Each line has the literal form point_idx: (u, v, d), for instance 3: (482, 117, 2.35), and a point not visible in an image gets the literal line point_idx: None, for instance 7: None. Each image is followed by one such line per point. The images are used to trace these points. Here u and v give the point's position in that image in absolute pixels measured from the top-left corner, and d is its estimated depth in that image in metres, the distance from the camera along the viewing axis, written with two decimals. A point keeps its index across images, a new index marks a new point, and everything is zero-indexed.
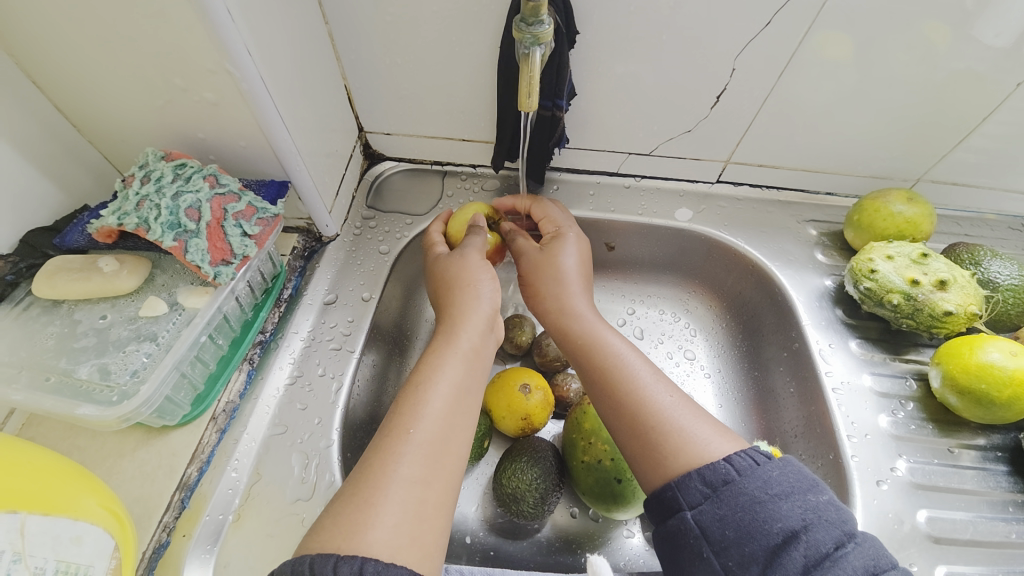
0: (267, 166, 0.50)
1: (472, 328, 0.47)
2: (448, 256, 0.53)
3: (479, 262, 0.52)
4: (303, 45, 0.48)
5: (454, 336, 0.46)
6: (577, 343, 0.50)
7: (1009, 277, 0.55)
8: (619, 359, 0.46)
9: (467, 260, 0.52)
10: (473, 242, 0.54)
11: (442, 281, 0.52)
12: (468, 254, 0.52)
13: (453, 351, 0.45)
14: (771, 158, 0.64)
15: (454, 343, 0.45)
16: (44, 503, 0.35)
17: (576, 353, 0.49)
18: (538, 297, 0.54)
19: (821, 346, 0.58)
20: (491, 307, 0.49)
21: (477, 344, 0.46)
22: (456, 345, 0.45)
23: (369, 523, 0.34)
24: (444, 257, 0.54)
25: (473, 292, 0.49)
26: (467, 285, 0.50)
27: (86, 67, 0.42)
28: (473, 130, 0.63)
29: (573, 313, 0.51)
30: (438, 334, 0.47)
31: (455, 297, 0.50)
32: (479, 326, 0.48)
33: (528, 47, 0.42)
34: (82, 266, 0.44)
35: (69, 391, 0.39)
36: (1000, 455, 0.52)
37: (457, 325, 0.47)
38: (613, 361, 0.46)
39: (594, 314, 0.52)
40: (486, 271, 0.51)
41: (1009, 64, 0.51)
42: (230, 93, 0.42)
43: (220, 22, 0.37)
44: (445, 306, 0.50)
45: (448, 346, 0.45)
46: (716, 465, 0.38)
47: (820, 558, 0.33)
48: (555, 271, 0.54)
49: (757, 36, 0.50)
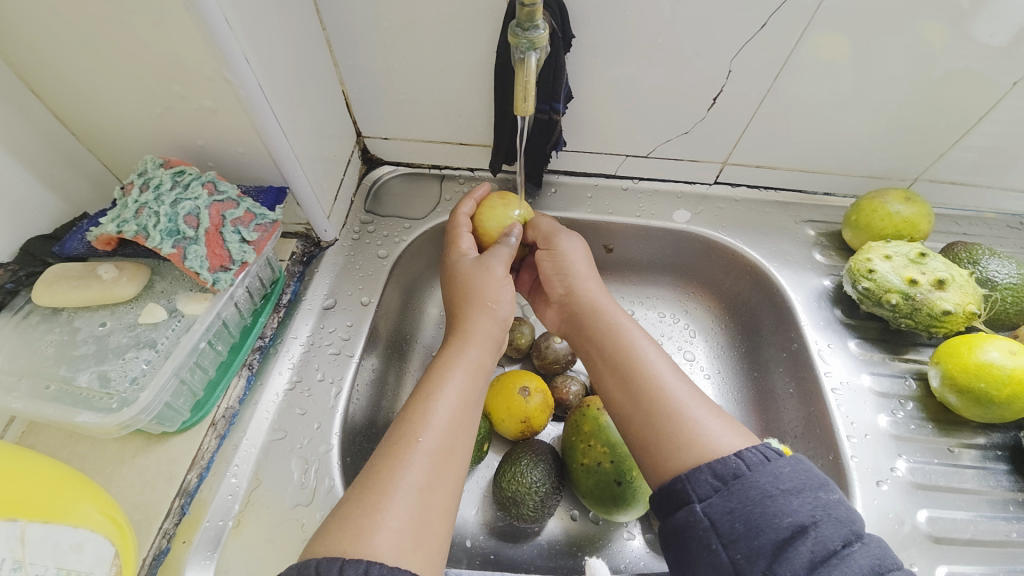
0: (265, 172, 0.50)
1: (481, 345, 0.47)
2: (472, 263, 0.53)
3: (502, 278, 0.51)
4: (300, 51, 0.49)
5: (463, 348, 0.46)
6: (600, 330, 0.50)
7: (1007, 275, 0.55)
8: (640, 351, 0.47)
9: (488, 275, 0.51)
10: (501, 254, 0.53)
11: (460, 283, 0.52)
12: (491, 270, 0.51)
13: (461, 364, 0.45)
14: (768, 158, 0.64)
15: (462, 356, 0.45)
16: (43, 511, 0.35)
17: (598, 337, 0.50)
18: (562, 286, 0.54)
19: (821, 346, 0.58)
20: (503, 328, 0.50)
21: (485, 359, 0.47)
22: (465, 357, 0.45)
23: (374, 528, 0.34)
24: (466, 265, 0.53)
25: (488, 313, 0.49)
26: (485, 301, 0.50)
27: (85, 75, 0.42)
28: (470, 134, 0.63)
29: (597, 303, 0.52)
30: (447, 348, 0.47)
31: (468, 315, 0.49)
32: (489, 344, 0.48)
33: (524, 51, 0.42)
34: (81, 274, 0.44)
35: (69, 398, 0.39)
36: (1000, 454, 0.52)
37: (465, 340, 0.47)
38: (634, 351, 0.47)
39: (615, 304, 0.52)
40: (506, 295, 0.51)
41: (1005, 63, 0.51)
42: (227, 100, 0.43)
43: (217, 28, 0.37)
44: (456, 317, 0.50)
45: (456, 359, 0.45)
46: (727, 460, 0.38)
47: (827, 554, 0.32)
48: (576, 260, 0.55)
49: (754, 37, 0.50)
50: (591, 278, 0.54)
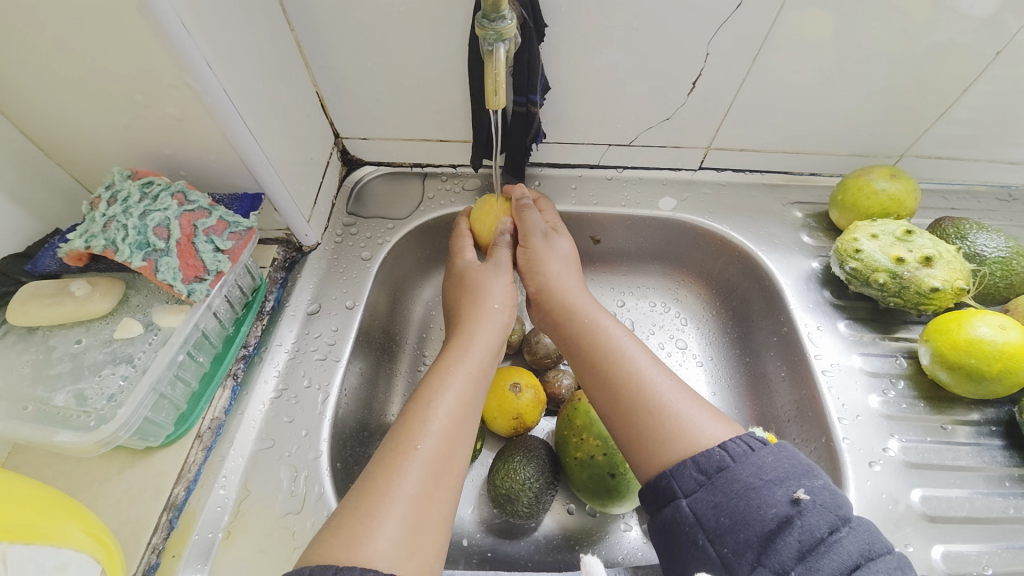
0: (238, 178, 0.49)
1: (482, 342, 0.47)
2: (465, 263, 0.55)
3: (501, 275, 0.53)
4: (267, 53, 0.48)
5: (466, 351, 0.46)
6: (574, 332, 0.49)
7: (995, 249, 0.54)
8: (618, 344, 0.46)
9: (481, 265, 0.54)
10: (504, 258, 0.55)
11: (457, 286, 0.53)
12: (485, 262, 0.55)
13: (463, 365, 0.45)
14: (751, 142, 0.64)
15: (463, 358, 0.45)
16: (26, 533, 0.34)
17: (576, 337, 0.49)
18: (533, 285, 0.53)
19: (810, 329, 0.58)
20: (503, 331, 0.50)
21: (485, 361, 0.47)
22: (466, 360, 0.45)
23: (368, 536, 0.34)
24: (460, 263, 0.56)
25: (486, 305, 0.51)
26: (488, 300, 0.51)
27: (46, 87, 0.41)
28: (449, 130, 0.62)
29: (571, 298, 0.51)
30: (450, 347, 0.47)
31: (467, 315, 0.50)
32: (491, 345, 0.48)
33: (492, 43, 0.41)
34: (54, 291, 0.43)
35: (47, 418, 0.39)
36: (994, 430, 0.52)
37: (467, 339, 0.48)
38: (611, 347, 0.46)
39: (591, 299, 0.51)
40: (499, 277, 0.53)
41: (987, 34, 0.50)
42: (194, 107, 0.42)
43: (175, 34, 0.37)
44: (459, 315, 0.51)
45: (458, 361, 0.45)
46: (711, 452, 0.37)
47: (814, 542, 0.32)
48: (552, 258, 0.54)
49: (730, 19, 0.50)
50: (568, 273, 0.54)
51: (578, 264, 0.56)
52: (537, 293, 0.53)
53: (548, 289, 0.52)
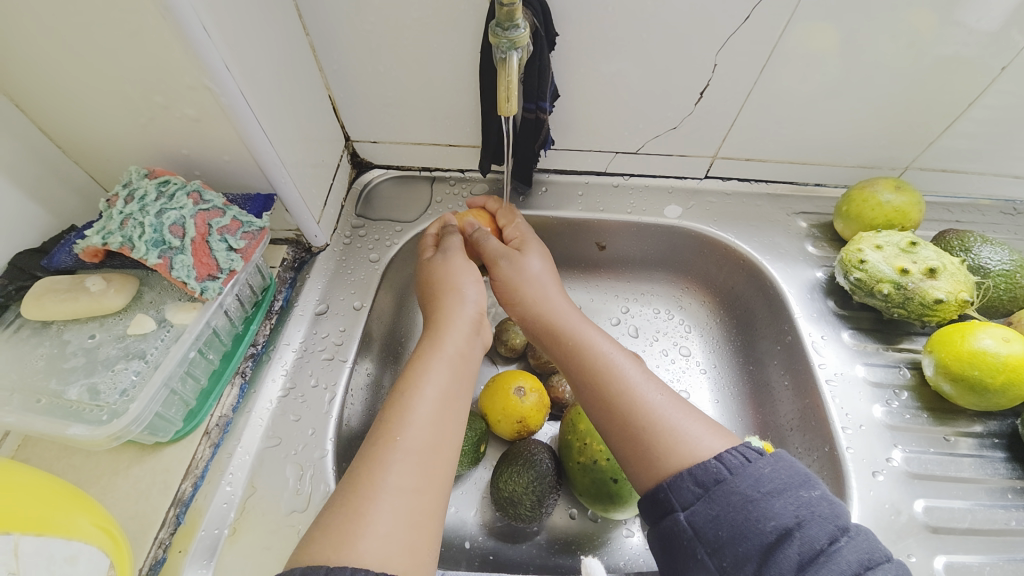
0: (252, 179, 0.50)
1: (458, 335, 0.48)
2: (434, 258, 0.55)
3: (462, 263, 0.53)
4: (284, 57, 0.49)
5: (439, 340, 0.47)
6: (564, 348, 0.49)
7: (999, 262, 0.55)
8: (605, 361, 0.46)
9: (449, 262, 0.54)
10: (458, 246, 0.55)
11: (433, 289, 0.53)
12: (453, 256, 0.54)
13: (440, 357, 0.45)
14: (758, 151, 0.64)
15: (440, 349, 0.46)
16: (37, 524, 0.34)
17: (563, 356, 0.49)
18: (519, 303, 0.53)
19: (814, 338, 0.58)
20: (476, 310, 0.50)
21: (463, 348, 0.47)
22: (442, 353, 0.45)
23: (359, 533, 0.34)
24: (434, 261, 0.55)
25: (457, 297, 0.51)
26: (457, 294, 0.51)
27: (68, 87, 0.42)
28: (459, 135, 0.63)
29: (555, 317, 0.51)
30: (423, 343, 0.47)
31: (440, 303, 0.51)
32: (466, 331, 0.48)
33: (505, 51, 0.42)
34: (70, 287, 0.44)
35: (60, 411, 0.39)
36: (996, 442, 0.52)
37: (443, 331, 0.48)
38: (599, 365, 0.46)
39: (577, 315, 0.51)
40: (472, 275, 0.53)
41: (993, 49, 0.51)
42: (211, 109, 0.43)
43: (196, 36, 0.37)
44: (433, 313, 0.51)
45: (434, 352, 0.45)
46: (707, 465, 0.38)
47: (814, 553, 0.33)
48: (529, 277, 0.54)
49: (738, 30, 0.50)
50: (553, 290, 0.54)
51: (555, 275, 0.56)
52: (526, 314, 0.53)
53: (536, 311, 0.52)
